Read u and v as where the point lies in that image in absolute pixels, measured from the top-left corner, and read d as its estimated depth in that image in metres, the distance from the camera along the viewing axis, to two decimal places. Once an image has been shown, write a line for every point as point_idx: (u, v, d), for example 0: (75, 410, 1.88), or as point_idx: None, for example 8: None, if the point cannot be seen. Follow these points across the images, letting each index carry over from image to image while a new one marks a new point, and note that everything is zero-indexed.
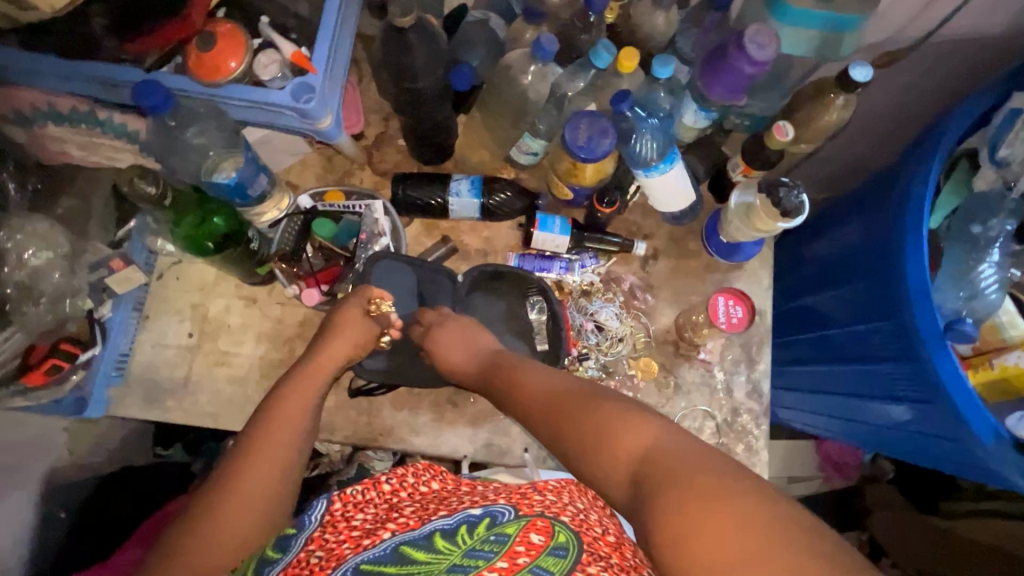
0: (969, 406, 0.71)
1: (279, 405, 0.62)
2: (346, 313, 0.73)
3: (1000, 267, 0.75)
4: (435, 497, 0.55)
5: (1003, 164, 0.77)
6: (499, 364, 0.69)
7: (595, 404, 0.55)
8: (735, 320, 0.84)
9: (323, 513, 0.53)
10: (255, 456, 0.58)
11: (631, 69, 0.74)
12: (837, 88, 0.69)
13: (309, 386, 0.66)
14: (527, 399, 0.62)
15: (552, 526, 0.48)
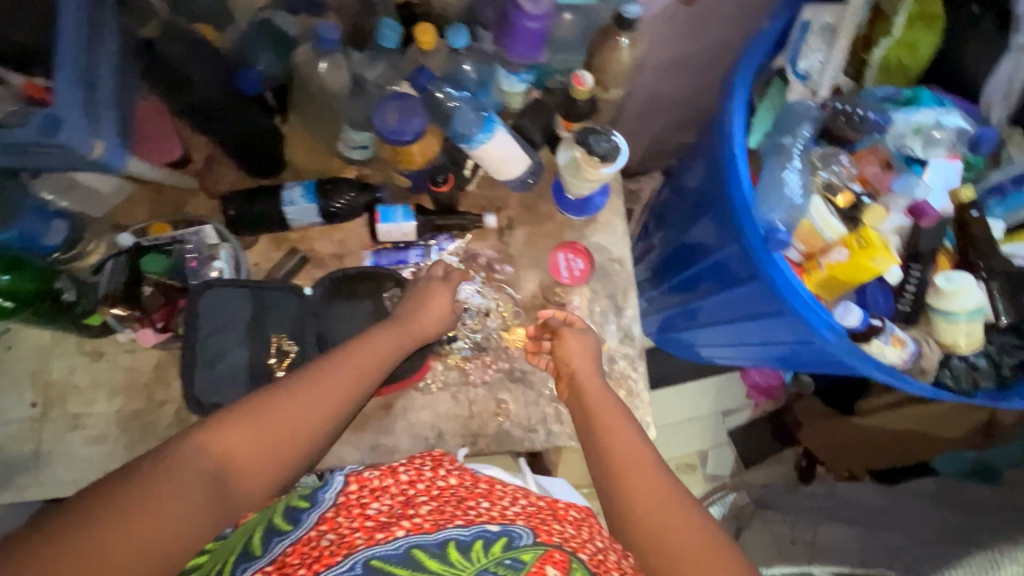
0: (806, 309, 0.72)
1: (353, 351, 0.64)
2: (429, 285, 0.77)
3: (803, 172, 0.77)
4: (452, 496, 0.61)
5: (806, 76, 0.85)
6: (595, 419, 0.65)
7: (701, 542, 0.53)
8: (577, 272, 0.89)
9: (339, 490, 0.63)
10: (323, 377, 0.60)
11: (430, 45, 0.74)
12: (618, 28, 0.70)
13: (382, 347, 0.67)
14: (632, 488, 0.57)
15: (568, 561, 0.52)
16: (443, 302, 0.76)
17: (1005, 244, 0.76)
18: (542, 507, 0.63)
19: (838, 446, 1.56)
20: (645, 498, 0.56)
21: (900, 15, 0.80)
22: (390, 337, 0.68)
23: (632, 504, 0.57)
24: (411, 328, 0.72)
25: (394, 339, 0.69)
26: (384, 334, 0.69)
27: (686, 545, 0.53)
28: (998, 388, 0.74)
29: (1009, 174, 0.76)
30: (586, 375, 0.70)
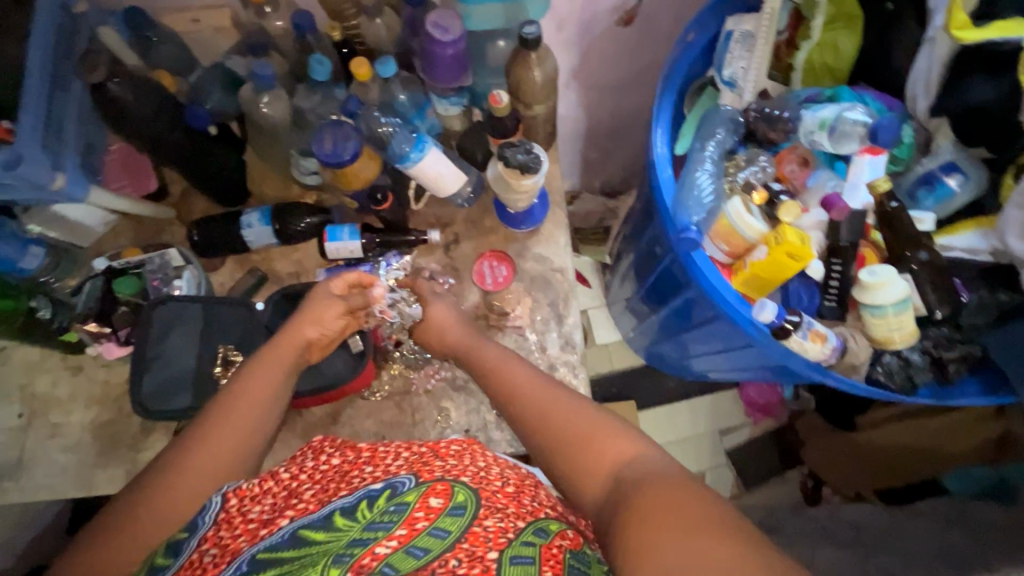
0: (729, 309, 0.72)
1: (245, 376, 0.70)
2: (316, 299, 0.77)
3: (714, 175, 0.79)
4: (334, 473, 0.55)
5: (733, 83, 0.85)
6: (488, 363, 0.74)
7: (579, 408, 0.63)
8: (500, 278, 0.90)
9: (218, 511, 0.53)
10: (209, 437, 0.65)
11: (366, 76, 0.81)
12: (524, 48, 0.75)
13: (281, 354, 0.73)
14: (520, 395, 0.67)
15: (451, 488, 0.50)
16: (339, 304, 0.78)
17: (941, 236, 0.74)
18: (422, 449, 0.56)
19: (846, 466, 1.45)
20: (529, 397, 0.66)
21: (818, 17, 0.81)
22: (278, 351, 0.73)
23: (525, 412, 0.65)
24: (299, 332, 0.75)
25: (303, 335, 0.75)
26: (289, 333, 0.75)
27: (567, 413, 0.63)
28: (938, 381, 0.72)
29: (935, 164, 0.74)
30: (469, 344, 0.79)
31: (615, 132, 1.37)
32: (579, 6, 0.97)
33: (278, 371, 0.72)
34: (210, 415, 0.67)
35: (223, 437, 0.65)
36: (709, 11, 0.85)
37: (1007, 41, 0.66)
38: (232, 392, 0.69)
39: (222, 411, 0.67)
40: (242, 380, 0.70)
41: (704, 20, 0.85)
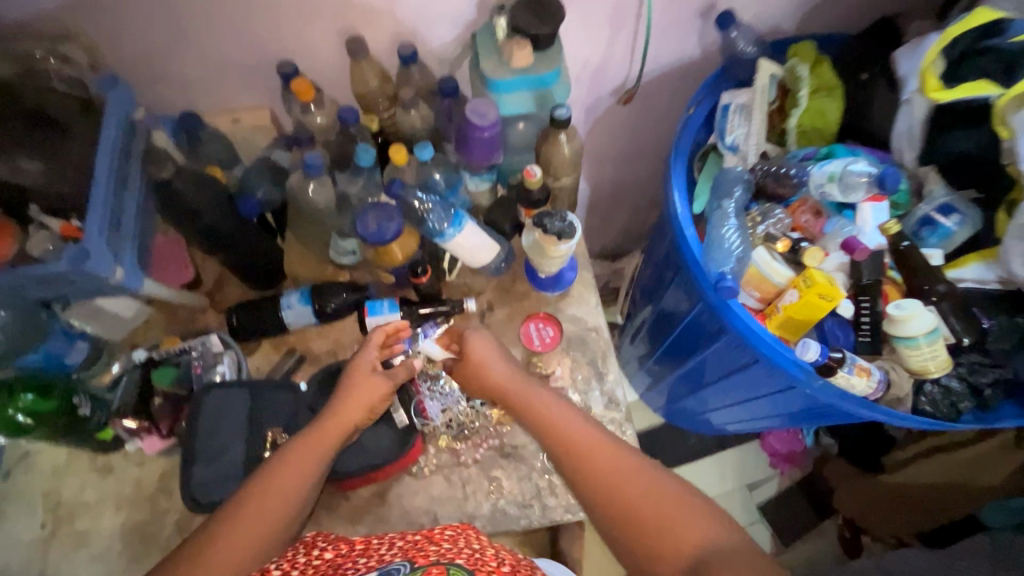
0: (772, 352, 0.76)
1: (292, 450, 0.70)
2: (359, 372, 0.79)
3: (740, 228, 0.84)
4: (328, 566, 0.60)
5: (736, 147, 0.95)
6: (539, 413, 0.74)
7: (654, 483, 0.65)
8: (548, 338, 0.92)
9: None
10: (245, 515, 0.63)
11: (403, 161, 0.87)
12: (555, 128, 0.82)
13: (328, 436, 0.73)
14: (594, 465, 0.67)
15: (445, 569, 0.56)
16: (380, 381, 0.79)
17: (949, 270, 0.80)
18: (418, 538, 0.64)
19: (873, 511, 1.46)
20: (599, 460, 0.67)
21: (804, 89, 0.93)
22: (328, 427, 0.73)
23: (586, 472, 0.67)
24: (349, 408, 0.75)
25: (348, 417, 0.75)
26: (335, 412, 0.75)
27: (635, 488, 0.64)
28: (978, 407, 0.76)
29: (934, 206, 0.81)
30: (514, 383, 0.79)
31: (615, 200, 1.47)
32: (586, 91, 1.09)
33: (323, 453, 0.71)
34: (254, 483, 0.67)
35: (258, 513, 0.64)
36: (706, 88, 0.97)
37: (977, 99, 0.75)
38: (275, 468, 0.68)
39: (263, 480, 0.66)
40: (283, 460, 0.69)
41: (704, 96, 0.97)
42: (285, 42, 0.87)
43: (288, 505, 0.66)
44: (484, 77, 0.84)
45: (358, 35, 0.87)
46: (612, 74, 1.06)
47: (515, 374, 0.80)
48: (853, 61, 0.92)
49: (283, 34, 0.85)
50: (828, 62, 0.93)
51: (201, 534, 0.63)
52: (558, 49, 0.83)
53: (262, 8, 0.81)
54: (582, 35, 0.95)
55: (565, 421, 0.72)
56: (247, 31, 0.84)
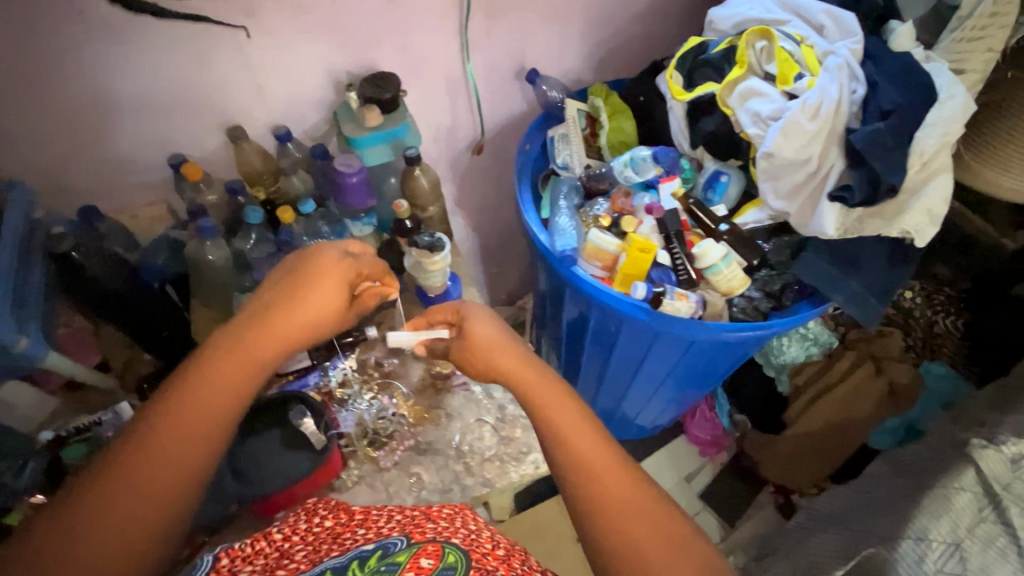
0: (616, 300, 0.96)
1: (244, 352, 0.73)
2: (323, 269, 0.79)
3: (572, 216, 1.08)
4: (328, 535, 0.67)
5: (567, 166, 1.20)
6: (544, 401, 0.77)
7: (632, 488, 0.69)
8: None
9: (210, 567, 0.66)
10: (200, 425, 0.69)
11: (290, 218, 1.01)
12: (410, 165, 1.02)
13: (280, 339, 0.75)
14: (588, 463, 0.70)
15: (442, 550, 0.60)
16: (339, 287, 0.79)
17: (737, 218, 1.03)
18: (415, 514, 0.71)
19: (793, 466, 1.61)
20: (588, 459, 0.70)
21: (603, 115, 1.20)
22: (265, 328, 0.74)
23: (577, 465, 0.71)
24: (294, 312, 0.75)
25: (286, 323, 0.75)
26: (272, 321, 0.74)
27: (623, 495, 0.68)
28: (778, 309, 0.99)
29: (708, 175, 1.06)
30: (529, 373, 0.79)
31: (502, 246, 1.68)
32: (446, 149, 1.32)
33: (260, 345, 0.74)
34: (187, 375, 0.71)
35: (211, 410, 0.70)
36: (533, 130, 1.24)
37: (707, 95, 1.02)
38: (209, 368, 0.71)
39: (193, 381, 0.70)
40: (233, 355, 0.73)
41: (532, 136, 1.24)
42: (175, 139, 1.04)
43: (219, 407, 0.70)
44: (347, 138, 1.04)
45: (238, 125, 1.06)
46: (463, 132, 1.31)
47: (529, 368, 0.80)
48: (631, 91, 1.23)
49: (173, 132, 1.03)
50: (614, 94, 1.23)
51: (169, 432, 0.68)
52: (403, 109, 1.06)
53: (151, 112, 0.98)
54: (428, 104, 1.20)
55: (570, 420, 0.74)
56: (140, 133, 1.00)
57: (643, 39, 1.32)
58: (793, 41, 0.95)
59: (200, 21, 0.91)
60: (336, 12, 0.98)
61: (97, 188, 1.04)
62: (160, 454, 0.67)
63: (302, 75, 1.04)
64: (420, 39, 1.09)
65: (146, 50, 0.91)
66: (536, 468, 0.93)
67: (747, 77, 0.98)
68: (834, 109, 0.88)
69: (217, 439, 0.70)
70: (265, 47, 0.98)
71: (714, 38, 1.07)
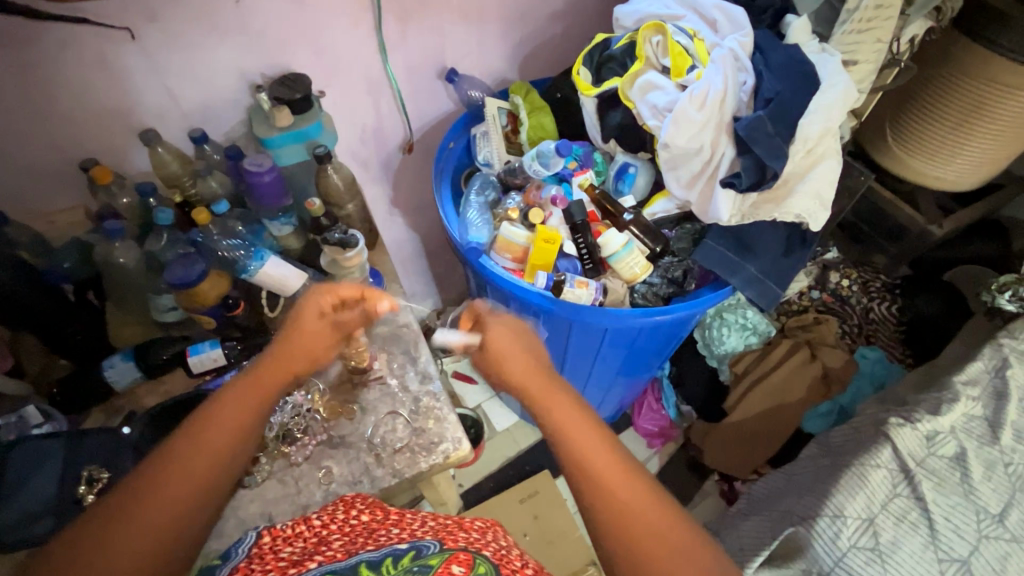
0: (522, 291, 0.97)
1: (229, 397, 0.75)
2: (314, 297, 0.86)
3: (484, 210, 1.10)
4: (364, 528, 0.70)
5: (488, 162, 1.21)
6: (534, 387, 0.75)
7: (617, 469, 0.66)
8: None
9: (251, 545, 0.70)
10: (198, 451, 0.69)
11: (206, 218, 1.01)
12: (321, 163, 1.04)
13: (271, 380, 0.79)
14: (574, 444, 0.68)
15: (472, 559, 0.62)
16: (323, 317, 0.86)
17: (645, 209, 1.06)
18: (449, 522, 0.73)
19: (734, 455, 1.65)
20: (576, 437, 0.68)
21: (523, 111, 1.22)
22: (269, 373, 0.79)
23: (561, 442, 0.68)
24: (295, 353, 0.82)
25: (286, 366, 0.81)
26: (277, 362, 0.80)
27: (606, 471, 0.65)
28: (681, 294, 1.02)
29: (616, 168, 1.09)
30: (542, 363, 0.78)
31: (444, 244, 1.71)
32: (373, 149, 1.33)
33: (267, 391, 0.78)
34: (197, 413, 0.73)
35: (211, 441, 0.70)
36: (456, 128, 1.26)
37: (612, 89, 1.04)
38: (218, 403, 0.74)
39: (199, 432, 0.70)
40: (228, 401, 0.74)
41: (455, 133, 1.26)
42: (87, 143, 1.04)
43: (223, 459, 0.70)
44: (259, 138, 1.06)
45: (152, 128, 1.06)
46: (390, 133, 1.32)
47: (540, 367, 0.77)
48: (549, 89, 1.26)
49: (84, 136, 1.02)
50: (535, 92, 1.25)
51: (163, 459, 0.68)
52: (316, 109, 1.08)
53: (56, 117, 0.98)
54: (349, 106, 1.22)
55: (557, 407, 0.71)
56: (46, 138, 0.99)
57: (562, 38, 1.35)
58: (687, 35, 0.99)
59: (93, 23, 0.90)
60: (241, 14, 0.99)
61: (7, 194, 1.03)
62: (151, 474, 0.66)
63: (215, 78, 1.05)
64: (332, 40, 1.10)
65: (42, 54, 0.90)
66: (446, 458, 0.94)
67: (646, 70, 1.01)
68: (720, 99, 0.91)
69: (222, 466, 0.70)
70: (170, 50, 0.98)
71: (619, 34, 1.09)
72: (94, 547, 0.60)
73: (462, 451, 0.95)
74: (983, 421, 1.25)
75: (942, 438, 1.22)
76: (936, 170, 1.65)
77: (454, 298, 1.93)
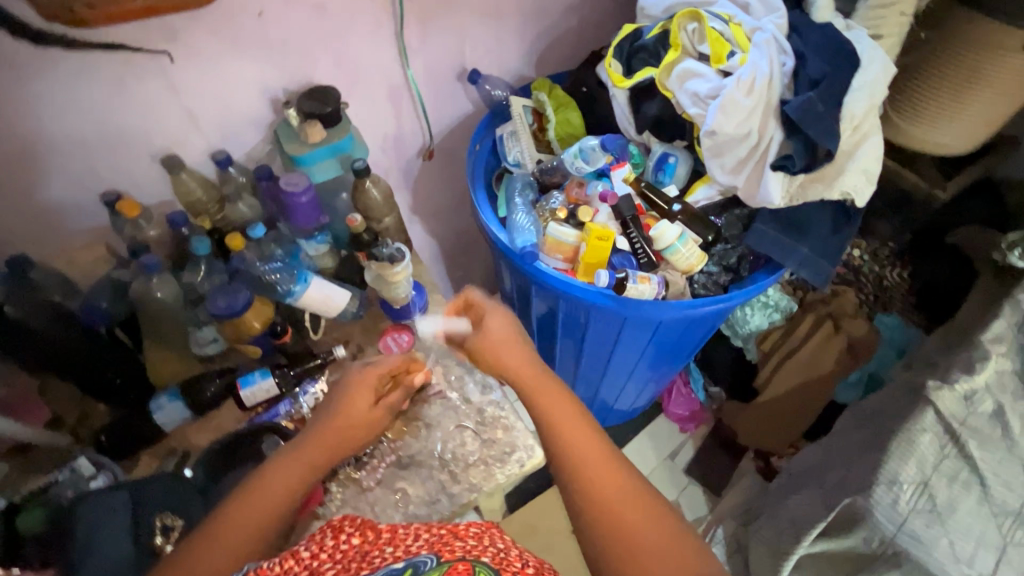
0: (586, 292, 0.96)
1: (274, 466, 0.75)
2: (356, 371, 0.86)
3: (529, 212, 1.07)
4: (355, 554, 0.61)
5: (519, 162, 1.19)
6: (526, 388, 0.78)
7: (606, 466, 0.68)
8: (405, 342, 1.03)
9: None
10: (236, 515, 0.70)
11: (240, 244, 0.98)
12: (360, 177, 1.02)
13: (318, 447, 0.78)
14: (564, 441, 0.71)
15: (471, 567, 0.57)
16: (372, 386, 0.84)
17: (688, 197, 1.06)
18: (441, 530, 0.65)
19: (766, 431, 1.69)
20: (565, 434, 0.71)
21: (549, 108, 1.20)
22: (322, 436, 0.79)
23: (551, 437, 0.72)
24: (341, 428, 0.80)
25: (336, 430, 0.79)
26: (326, 431, 0.79)
27: (593, 467, 0.68)
28: (738, 281, 1.03)
29: (656, 158, 1.08)
30: (527, 367, 0.80)
31: (464, 248, 1.68)
32: (395, 157, 1.30)
33: (308, 470, 0.76)
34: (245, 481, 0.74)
35: (251, 507, 0.71)
36: (482, 129, 1.23)
37: (647, 79, 1.04)
38: (265, 467, 0.75)
39: (247, 495, 0.72)
40: (273, 467, 0.75)
41: (482, 134, 1.23)
42: (106, 175, 0.98)
43: (262, 528, 0.70)
44: (291, 156, 1.02)
45: (173, 153, 1.01)
46: (411, 139, 1.29)
47: (530, 369, 0.80)
48: (573, 83, 1.24)
49: (103, 168, 0.96)
50: (558, 87, 1.24)
51: (209, 527, 0.69)
52: (346, 121, 1.05)
53: (72, 148, 0.92)
54: (371, 114, 1.18)
55: (552, 405, 0.75)
56: (63, 172, 0.93)
57: (577, 30, 1.33)
58: (722, 20, 0.98)
59: (111, 48, 0.84)
60: (263, 27, 0.95)
61: (24, 236, 0.97)
62: (195, 541, 0.68)
63: (236, 96, 1.00)
64: (354, 48, 1.06)
65: (56, 83, 0.84)
66: (521, 467, 0.92)
67: (682, 58, 1.00)
68: (767, 83, 0.91)
69: (257, 532, 0.69)
70: (189, 70, 0.93)
71: (647, 23, 1.08)
72: None
73: (537, 458, 0.93)
74: (1015, 375, 1.28)
75: (981, 395, 1.24)
76: (932, 132, 1.61)
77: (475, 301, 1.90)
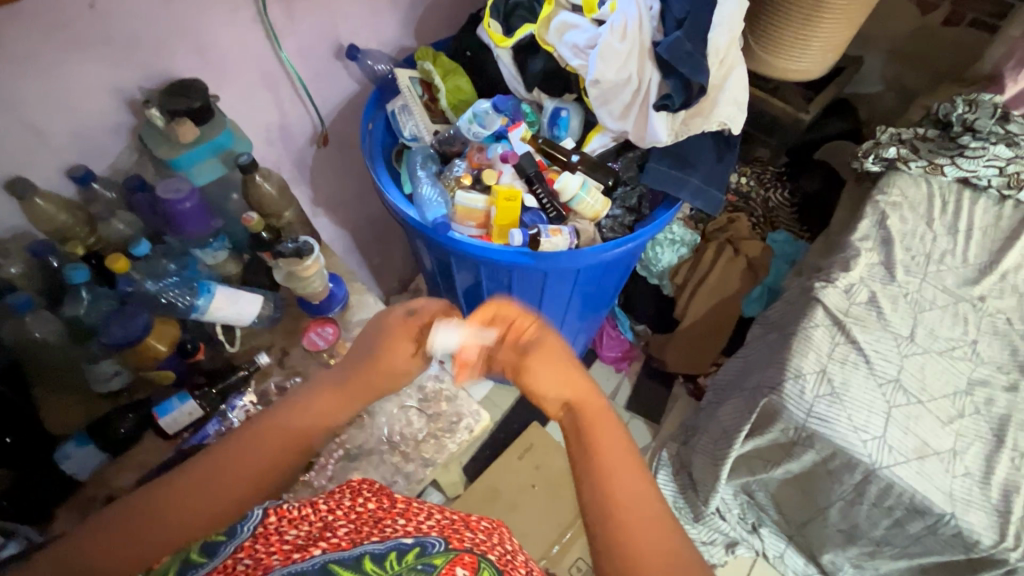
0: (502, 254, 0.99)
1: (304, 403, 0.70)
2: (401, 318, 0.76)
3: (434, 183, 1.07)
4: (370, 518, 0.62)
5: (417, 136, 1.16)
6: (574, 401, 0.69)
7: (644, 495, 0.60)
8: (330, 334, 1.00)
9: (257, 523, 0.59)
10: (246, 454, 0.65)
11: (125, 266, 0.90)
12: (247, 173, 0.96)
13: (350, 397, 0.72)
14: (599, 455, 0.63)
15: (477, 562, 0.55)
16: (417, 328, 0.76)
17: (585, 147, 1.10)
18: (454, 518, 0.65)
19: (692, 356, 1.83)
20: (603, 449, 0.63)
21: (437, 77, 1.18)
22: (356, 385, 0.72)
23: (586, 445, 0.64)
24: (378, 372, 0.73)
25: (370, 382, 0.73)
26: (360, 377, 0.72)
27: (625, 486, 0.60)
28: (639, 220, 1.11)
29: (550, 114, 1.10)
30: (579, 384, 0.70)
31: (376, 234, 1.63)
32: (284, 149, 1.23)
33: (345, 407, 0.72)
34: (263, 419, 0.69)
35: (262, 446, 0.66)
36: (372, 106, 1.19)
37: (527, 36, 1.05)
38: (290, 407, 0.70)
39: (264, 431, 0.67)
40: (299, 406, 0.70)
41: (373, 112, 1.19)
42: None
43: (266, 479, 0.66)
44: (165, 160, 0.95)
45: (21, 176, 0.89)
46: (298, 127, 1.22)
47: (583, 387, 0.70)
48: (456, 49, 1.23)
49: None
50: (443, 55, 1.21)
51: (216, 456, 0.64)
52: (220, 113, 0.97)
53: None
54: (248, 104, 1.10)
55: (594, 415, 0.67)
56: None
57: None
58: None
59: None
60: (100, 20, 0.84)
61: None
62: (198, 470, 0.63)
63: (84, 101, 0.89)
64: (215, 34, 0.97)
65: None
66: (471, 433, 0.95)
67: (557, 12, 1.02)
68: (638, 27, 0.95)
69: (263, 479, 0.65)
70: (19, 78, 0.81)
71: None
72: (108, 535, 0.58)
73: (484, 421, 0.96)
74: (881, 266, 1.47)
75: (856, 287, 1.43)
76: (793, 63, 1.77)
77: (399, 286, 1.87)
